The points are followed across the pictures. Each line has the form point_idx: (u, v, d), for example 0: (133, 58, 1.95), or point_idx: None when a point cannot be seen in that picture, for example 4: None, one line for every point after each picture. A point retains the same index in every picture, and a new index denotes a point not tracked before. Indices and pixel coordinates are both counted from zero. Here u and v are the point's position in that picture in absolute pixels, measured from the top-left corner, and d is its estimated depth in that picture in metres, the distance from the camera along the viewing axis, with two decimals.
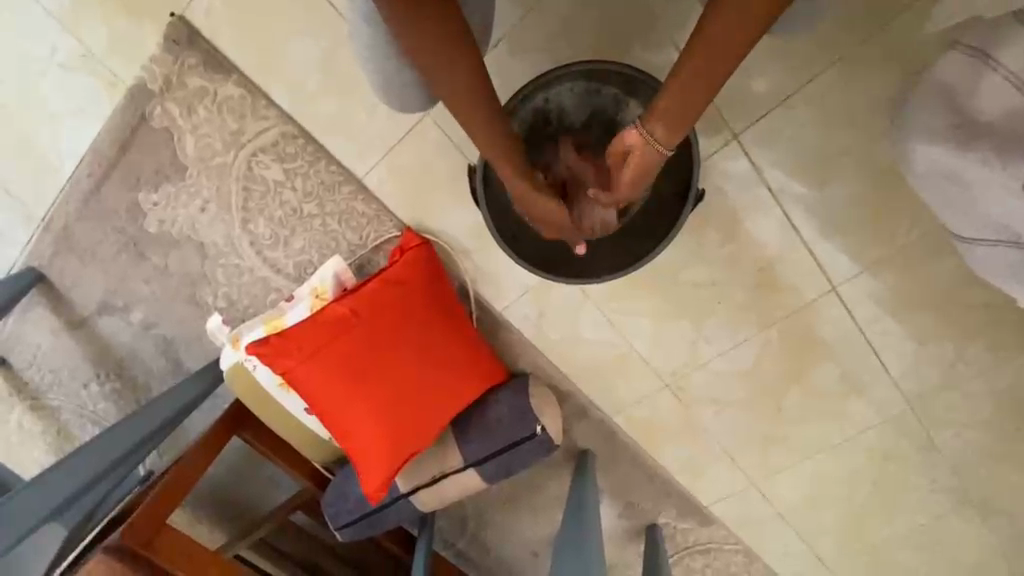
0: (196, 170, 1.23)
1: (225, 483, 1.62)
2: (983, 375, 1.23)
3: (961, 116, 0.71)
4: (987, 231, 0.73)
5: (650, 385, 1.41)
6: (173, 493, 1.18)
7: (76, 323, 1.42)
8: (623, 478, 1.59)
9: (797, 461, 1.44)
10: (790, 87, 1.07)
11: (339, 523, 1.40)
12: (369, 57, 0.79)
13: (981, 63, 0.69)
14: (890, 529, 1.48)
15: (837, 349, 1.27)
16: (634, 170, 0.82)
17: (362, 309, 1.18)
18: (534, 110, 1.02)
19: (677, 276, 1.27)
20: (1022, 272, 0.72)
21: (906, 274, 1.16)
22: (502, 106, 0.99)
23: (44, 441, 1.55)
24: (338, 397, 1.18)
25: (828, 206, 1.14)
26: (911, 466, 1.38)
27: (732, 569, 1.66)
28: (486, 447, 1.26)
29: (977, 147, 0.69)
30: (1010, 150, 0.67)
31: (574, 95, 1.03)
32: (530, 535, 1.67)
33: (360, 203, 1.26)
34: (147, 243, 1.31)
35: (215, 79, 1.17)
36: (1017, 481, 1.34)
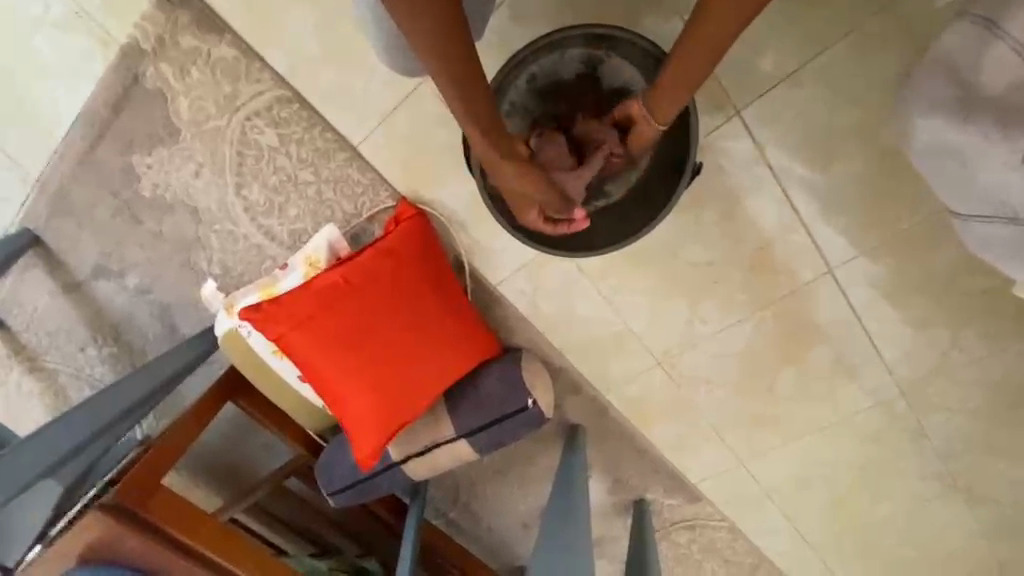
0: (190, 133, 1.21)
1: (221, 449, 1.64)
2: (976, 362, 1.23)
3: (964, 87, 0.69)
4: (983, 208, 0.71)
5: (643, 364, 1.42)
6: (169, 452, 1.20)
7: (72, 286, 1.42)
8: (613, 454, 1.62)
9: (785, 441, 1.46)
10: (795, 62, 1.05)
11: (332, 489, 1.42)
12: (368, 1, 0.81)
13: (989, 34, 0.67)
14: (875, 511, 1.50)
15: (830, 331, 1.27)
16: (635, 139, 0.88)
17: (355, 278, 1.18)
18: (532, 76, 1.00)
19: (673, 254, 1.26)
20: (1019, 250, 0.70)
21: (904, 258, 1.15)
22: (501, 69, 0.97)
23: (41, 402, 1.57)
24: (330, 364, 1.19)
25: (828, 186, 1.12)
26: (899, 449, 1.39)
27: (717, 545, 1.70)
28: (477, 418, 1.27)
29: (976, 118, 0.67)
30: (1012, 121, 0.65)
31: (574, 61, 1.00)
32: (520, 507, 1.70)
33: (356, 171, 1.25)
34: (141, 208, 1.30)
35: (209, 39, 1.15)
36: (1003, 468, 1.35)
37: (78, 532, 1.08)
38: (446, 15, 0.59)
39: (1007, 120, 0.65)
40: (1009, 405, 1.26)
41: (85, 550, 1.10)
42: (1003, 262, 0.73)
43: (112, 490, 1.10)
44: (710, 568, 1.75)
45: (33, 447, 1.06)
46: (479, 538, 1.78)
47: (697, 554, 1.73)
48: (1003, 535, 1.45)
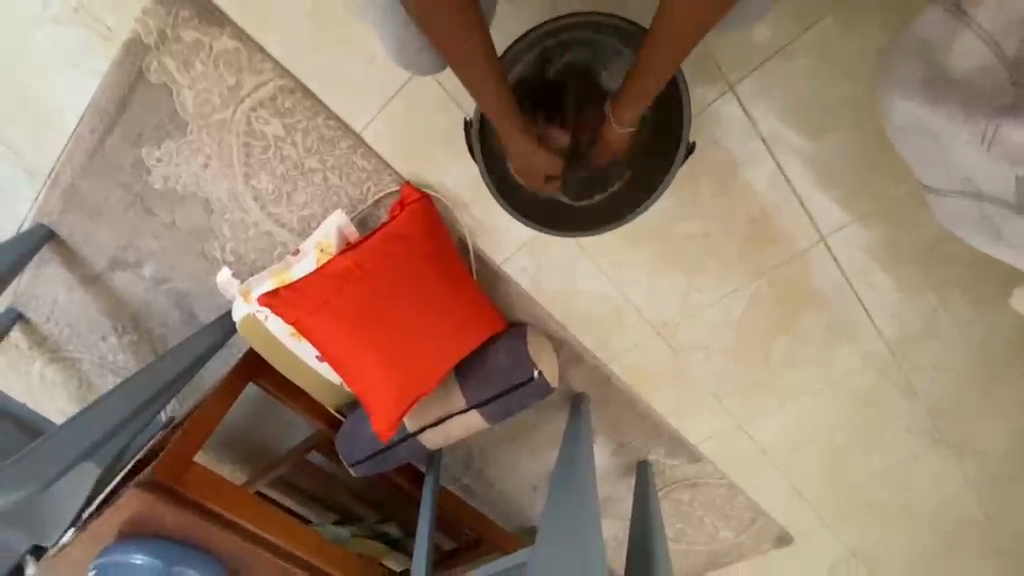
0: (197, 126, 1.24)
1: (243, 427, 1.73)
2: (961, 322, 1.29)
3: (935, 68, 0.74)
4: (953, 184, 0.78)
5: (643, 334, 1.48)
6: (197, 434, 1.28)
7: (90, 278, 1.47)
8: (616, 420, 1.70)
9: (779, 403, 1.53)
10: (788, 36, 1.07)
11: (352, 461, 1.50)
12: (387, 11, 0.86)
13: (958, 20, 0.73)
14: (865, 465, 1.59)
15: (821, 298, 1.33)
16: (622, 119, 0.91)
17: (366, 261, 1.23)
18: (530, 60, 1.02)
19: (670, 229, 1.31)
20: (986, 223, 0.77)
21: (892, 224, 1.20)
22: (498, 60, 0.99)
23: (68, 389, 1.65)
24: (348, 345, 1.25)
25: (820, 158, 1.16)
26: (888, 407, 1.47)
27: (716, 501, 1.80)
28: (487, 390, 1.34)
29: (945, 99, 0.74)
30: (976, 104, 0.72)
31: (571, 45, 1.01)
32: (529, 472, 1.79)
33: (360, 157, 1.28)
34: (153, 200, 1.34)
35: (210, 32, 1.16)
36: (986, 420, 1.43)
37: (119, 509, 1.17)
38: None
39: (975, 100, 0.72)
40: (991, 361, 1.33)
41: (123, 527, 1.19)
42: (967, 231, 0.81)
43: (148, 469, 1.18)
44: (709, 522, 1.86)
45: (59, 441, 1.17)
46: (491, 501, 1.88)
47: (697, 510, 1.83)
48: (985, 481, 1.55)
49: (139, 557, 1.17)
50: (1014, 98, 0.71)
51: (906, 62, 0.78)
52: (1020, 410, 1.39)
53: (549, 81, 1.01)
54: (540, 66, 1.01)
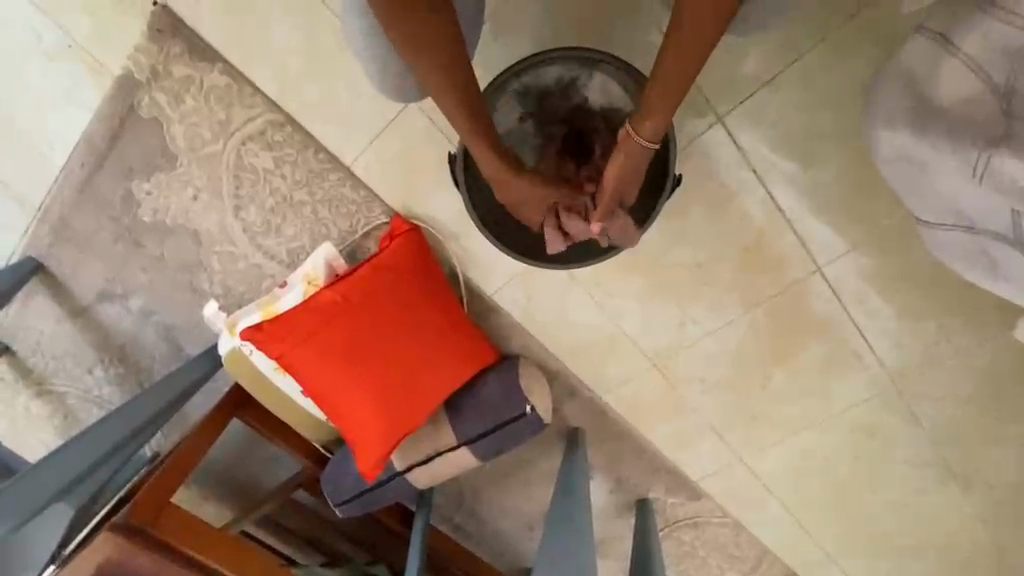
0: (187, 159, 1.25)
1: (229, 462, 1.68)
2: (965, 352, 1.25)
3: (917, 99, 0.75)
4: (944, 217, 0.77)
5: (639, 367, 1.44)
6: (175, 472, 1.23)
7: (77, 310, 1.45)
8: (614, 455, 1.64)
9: (781, 437, 1.48)
10: (773, 67, 1.07)
11: (338, 500, 1.45)
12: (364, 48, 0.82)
13: (942, 49, 0.73)
14: (873, 501, 1.53)
15: (820, 328, 1.30)
16: (627, 166, 0.88)
17: (352, 295, 1.21)
18: (515, 94, 1.03)
19: (664, 258, 1.29)
20: (974, 256, 0.77)
21: (888, 251, 1.18)
22: (483, 92, 1.00)
23: (53, 424, 1.61)
24: (332, 380, 1.22)
25: (812, 187, 1.15)
26: (894, 441, 1.41)
27: (719, 541, 1.72)
28: (477, 426, 1.30)
29: (932, 131, 0.73)
30: (958, 136, 0.72)
31: (554, 82, 1.03)
32: (525, 510, 1.73)
33: (349, 189, 1.28)
34: (142, 232, 1.33)
35: (201, 68, 1.18)
36: (996, 454, 1.37)
37: (90, 554, 1.10)
38: (433, 40, 0.66)
39: (958, 134, 0.72)
40: (999, 392, 1.28)
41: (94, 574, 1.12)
42: (965, 266, 0.79)
43: (123, 512, 1.13)
44: (715, 564, 1.76)
45: (31, 481, 1.08)
46: (485, 541, 1.80)
47: (700, 550, 1.75)
48: (1001, 519, 1.47)
49: None
50: (997, 130, 0.70)
51: (888, 94, 0.78)
52: None
53: (535, 118, 1.04)
54: (526, 103, 1.04)
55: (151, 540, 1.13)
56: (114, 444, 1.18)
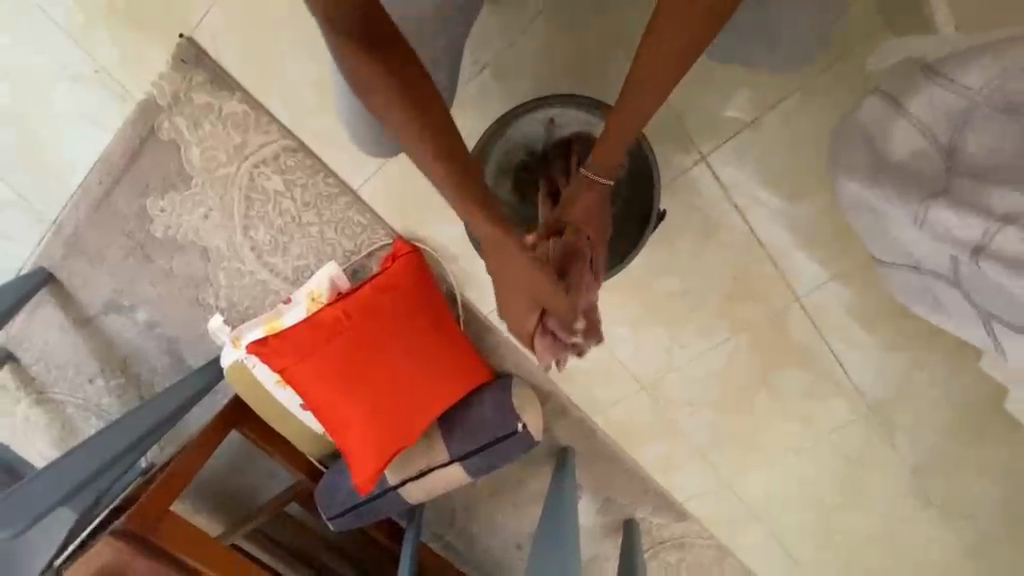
0: (201, 180, 1.31)
1: (224, 474, 1.70)
2: (936, 382, 1.32)
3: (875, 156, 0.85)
4: (896, 256, 0.86)
5: (628, 388, 1.50)
6: (174, 484, 1.25)
7: (84, 321, 1.49)
8: (603, 474, 1.68)
9: (763, 459, 1.53)
10: (753, 112, 1.16)
11: (331, 513, 1.48)
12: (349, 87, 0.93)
13: (894, 110, 0.83)
14: (855, 528, 1.56)
15: (800, 355, 1.37)
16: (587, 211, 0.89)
17: (354, 312, 1.27)
18: (515, 133, 1.12)
19: (652, 285, 1.36)
20: (921, 294, 0.87)
21: (862, 285, 1.26)
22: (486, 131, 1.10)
23: (48, 433, 1.62)
24: (329, 394, 1.27)
25: (790, 222, 1.23)
26: (873, 467, 1.47)
27: (705, 563, 1.74)
28: (469, 442, 1.34)
29: (883, 182, 0.83)
30: (910, 189, 0.81)
31: (556, 119, 1.11)
32: (515, 527, 1.75)
33: (355, 212, 1.35)
34: (152, 247, 1.39)
35: (220, 95, 1.26)
36: (972, 484, 1.42)
37: (89, 559, 1.14)
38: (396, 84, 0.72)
39: (907, 187, 0.82)
40: (972, 421, 1.34)
41: None
42: (912, 301, 0.88)
43: (122, 518, 1.16)
44: None
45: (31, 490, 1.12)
46: (473, 559, 1.81)
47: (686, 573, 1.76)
48: (980, 550, 1.50)
49: None
50: (937, 186, 0.81)
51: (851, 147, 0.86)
52: (1004, 473, 1.38)
53: (536, 153, 1.12)
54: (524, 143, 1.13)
55: (148, 547, 1.17)
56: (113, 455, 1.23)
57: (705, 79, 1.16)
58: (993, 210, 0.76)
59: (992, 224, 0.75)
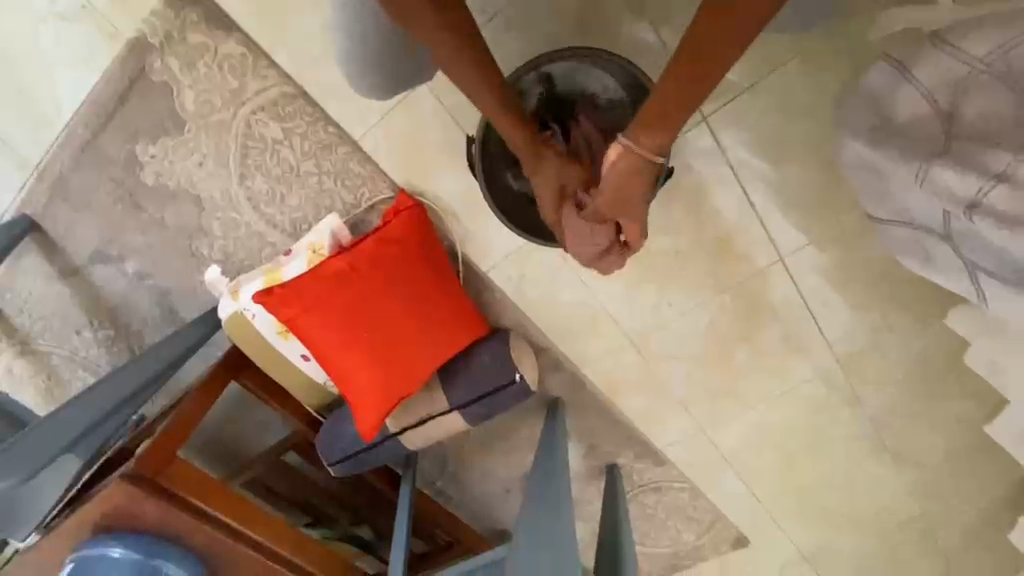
0: (195, 126, 1.27)
1: (218, 426, 1.72)
2: (901, 339, 1.43)
3: (880, 118, 0.91)
4: (893, 215, 0.93)
5: (617, 343, 1.57)
6: (177, 432, 1.28)
7: (70, 271, 1.45)
8: (590, 424, 1.77)
9: (740, 410, 1.64)
10: (754, 76, 1.19)
11: (332, 459, 1.52)
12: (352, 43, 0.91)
13: (900, 75, 0.88)
14: (817, 471, 1.70)
15: (781, 313, 1.45)
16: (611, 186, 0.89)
17: (360, 263, 1.29)
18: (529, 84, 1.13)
19: (646, 244, 1.41)
20: (913, 247, 0.94)
21: (845, 248, 1.33)
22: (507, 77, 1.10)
23: (34, 385, 1.59)
24: (337, 344, 1.29)
25: (781, 185, 1.29)
26: (839, 417, 1.59)
27: (679, 504, 1.88)
28: (470, 392, 1.39)
29: (886, 147, 0.90)
30: (909, 153, 0.87)
31: (563, 76, 1.14)
32: (504, 474, 1.85)
33: (355, 163, 1.33)
34: (143, 195, 1.34)
35: (216, 36, 1.21)
36: (925, 434, 1.56)
37: (102, 500, 1.19)
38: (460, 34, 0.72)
39: (907, 147, 0.88)
40: (931, 376, 1.47)
41: (106, 516, 1.21)
42: (908, 257, 0.96)
43: (130, 464, 1.21)
44: (673, 526, 1.94)
45: (31, 441, 1.14)
46: (464, 503, 1.91)
47: (662, 513, 1.92)
48: (928, 492, 1.66)
49: (117, 549, 1.20)
50: (937, 145, 0.85)
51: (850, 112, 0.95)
52: (955, 423, 1.52)
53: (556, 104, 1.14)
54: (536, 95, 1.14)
55: (159, 488, 1.22)
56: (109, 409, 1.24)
57: None
58: (989, 168, 0.80)
59: (985, 181, 0.79)
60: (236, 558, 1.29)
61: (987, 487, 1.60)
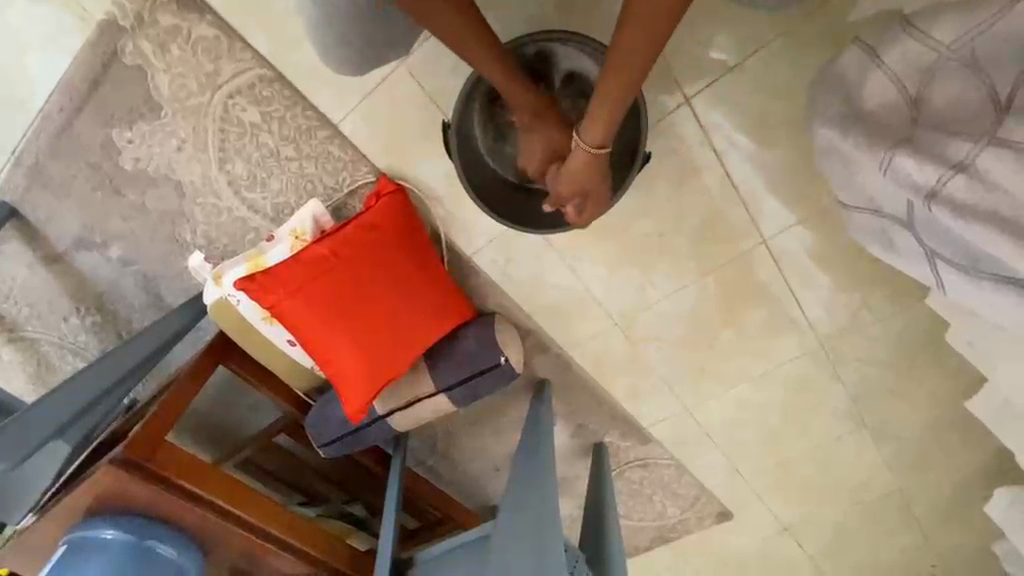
0: (171, 110, 1.26)
1: (208, 410, 1.74)
2: (882, 320, 1.45)
3: (850, 106, 0.96)
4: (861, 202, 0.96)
5: (602, 324, 1.58)
6: (166, 418, 1.31)
7: (54, 258, 1.45)
8: (576, 404, 1.80)
9: (723, 389, 1.66)
10: (737, 55, 1.18)
11: (322, 441, 1.55)
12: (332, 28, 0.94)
13: (870, 62, 0.94)
14: (798, 447, 1.74)
15: (763, 294, 1.47)
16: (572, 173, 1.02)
17: (341, 250, 1.29)
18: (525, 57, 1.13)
19: (629, 227, 1.42)
20: (880, 234, 0.97)
21: (826, 228, 1.34)
22: (509, 39, 1.10)
23: (24, 371, 1.60)
24: (320, 330, 1.31)
25: (763, 167, 1.28)
26: (820, 396, 1.62)
27: (664, 480, 1.93)
28: (455, 375, 1.41)
29: (855, 131, 0.94)
30: (876, 139, 0.91)
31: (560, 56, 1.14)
32: (493, 452, 1.88)
33: (336, 147, 1.32)
34: (123, 181, 1.33)
35: (188, 18, 1.19)
36: (904, 411, 1.59)
37: (92, 485, 1.21)
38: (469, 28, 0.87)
39: (875, 137, 0.92)
40: (909, 356, 1.49)
41: (97, 500, 1.24)
42: (869, 242, 1.00)
43: (120, 448, 1.22)
44: (659, 501, 1.99)
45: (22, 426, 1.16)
46: (454, 480, 1.96)
47: (647, 488, 1.96)
48: (905, 466, 1.70)
49: (110, 532, 1.25)
50: (902, 135, 0.90)
51: (827, 98, 0.99)
52: (934, 399, 1.55)
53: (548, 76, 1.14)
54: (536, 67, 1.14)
55: (151, 473, 1.24)
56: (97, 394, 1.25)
57: (692, 18, 1.17)
58: (950, 158, 0.85)
59: (945, 171, 0.84)
60: (229, 539, 1.34)
61: (961, 459, 1.65)
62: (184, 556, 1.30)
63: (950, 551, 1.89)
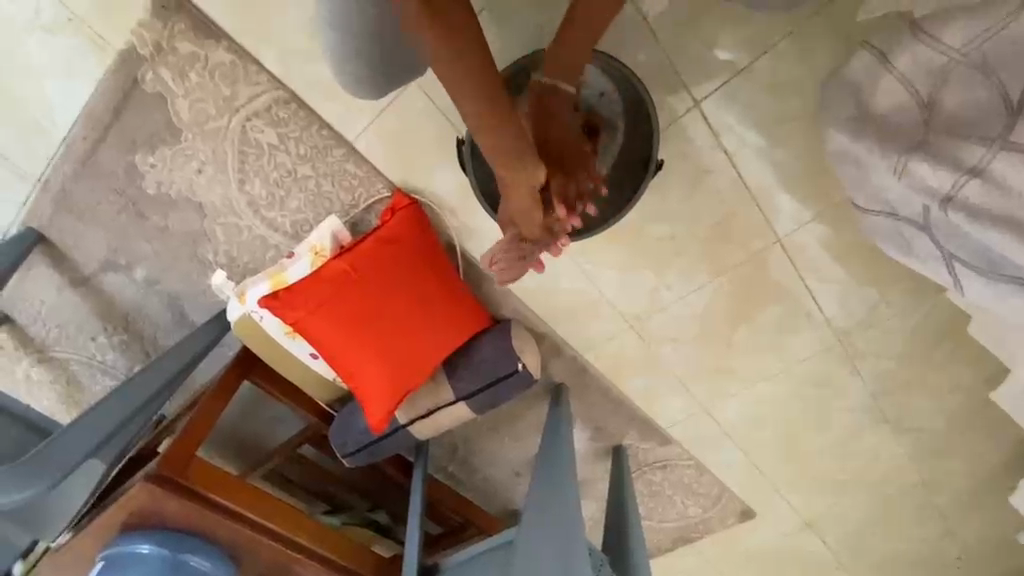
0: (192, 134, 1.29)
1: (232, 423, 1.77)
2: (900, 313, 1.44)
3: (861, 107, 0.96)
4: (875, 204, 0.97)
5: (617, 327, 1.59)
6: (195, 436, 1.34)
7: (81, 280, 1.49)
8: (594, 407, 1.81)
9: (739, 387, 1.67)
10: (745, 57, 1.18)
11: (346, 451, 1.57)
12: (347, 55, 0.97)
13: (882, 63, 0.94)
14: (818, 443, 1.74)
15: (777, 294, 1.47)
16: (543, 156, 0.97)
17: (360, 265, 1.31)
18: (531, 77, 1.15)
19: (643, 231, 1.43)
20: (891, 237, 0.97)
21: (840, 223, 1.34)
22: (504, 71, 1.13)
23: (55, 389, 1.65)
24: (344, 343, 1.33)
25: (775, 165, 1.29)
26: (839, 391, 1.61)
27: (684, 480, 1.93)
28: (474, 383, 1.43)
29: (869, 135, 0.94)
30: (887, 141, 0.93)
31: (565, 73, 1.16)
32: (512, 456, 1.90)
33: (351, 163, 1.35)
34: (146, 204, 1.37)
35: (205, 45, 1.22)
36: (924, 403, 1.58)
37: (127, 501, 1.25)
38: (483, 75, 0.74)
39: (888, 139, 0.93)
40: (928, 348, 1.48)
41: (131, 516, 1.28)
42: (886, 245, 0.99)
43: (153, 464, 1.27)
44: (679, 501, 1.99)
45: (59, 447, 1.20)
46: (474, 485, 1.98)
47: (667, 488, 1.97)
48: (928, 459, 1.69)
49: (146, 545, 1.29)
50: (915, 137, 0.91)
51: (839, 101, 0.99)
52: (957, 391, 1.54)
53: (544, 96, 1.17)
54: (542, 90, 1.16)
55: (181, 487, 1.27)
56: (125, 417, 1.28)
57: (698, 23, 1.17)
58: (963, 163, 0.87)
59: (960, 175, 0.87)
60: (258, 551, 1.37)
61: (985, 450, 1.63)
62: (216, 567, 1.33)
63: (977, 543, 1.87)
